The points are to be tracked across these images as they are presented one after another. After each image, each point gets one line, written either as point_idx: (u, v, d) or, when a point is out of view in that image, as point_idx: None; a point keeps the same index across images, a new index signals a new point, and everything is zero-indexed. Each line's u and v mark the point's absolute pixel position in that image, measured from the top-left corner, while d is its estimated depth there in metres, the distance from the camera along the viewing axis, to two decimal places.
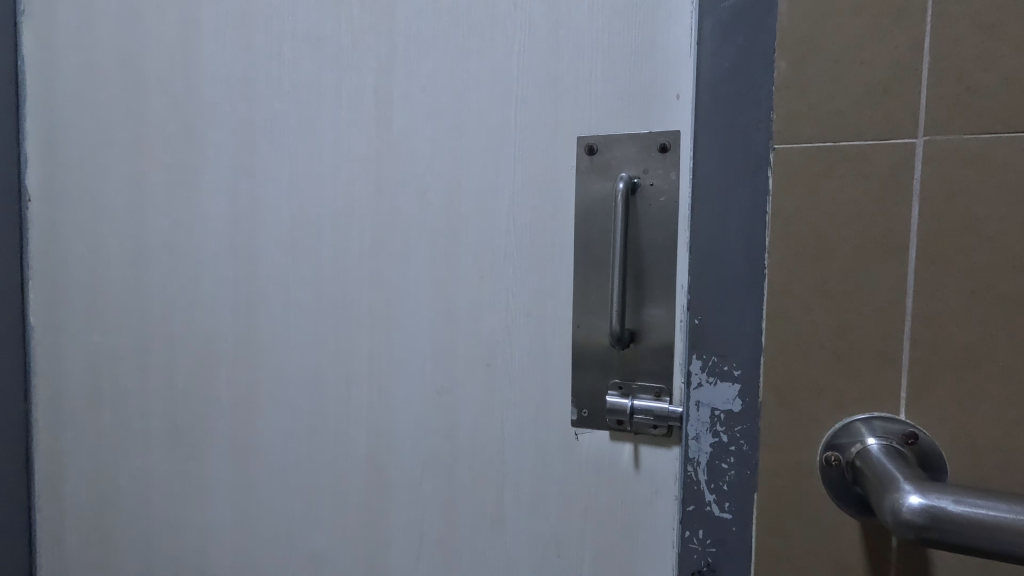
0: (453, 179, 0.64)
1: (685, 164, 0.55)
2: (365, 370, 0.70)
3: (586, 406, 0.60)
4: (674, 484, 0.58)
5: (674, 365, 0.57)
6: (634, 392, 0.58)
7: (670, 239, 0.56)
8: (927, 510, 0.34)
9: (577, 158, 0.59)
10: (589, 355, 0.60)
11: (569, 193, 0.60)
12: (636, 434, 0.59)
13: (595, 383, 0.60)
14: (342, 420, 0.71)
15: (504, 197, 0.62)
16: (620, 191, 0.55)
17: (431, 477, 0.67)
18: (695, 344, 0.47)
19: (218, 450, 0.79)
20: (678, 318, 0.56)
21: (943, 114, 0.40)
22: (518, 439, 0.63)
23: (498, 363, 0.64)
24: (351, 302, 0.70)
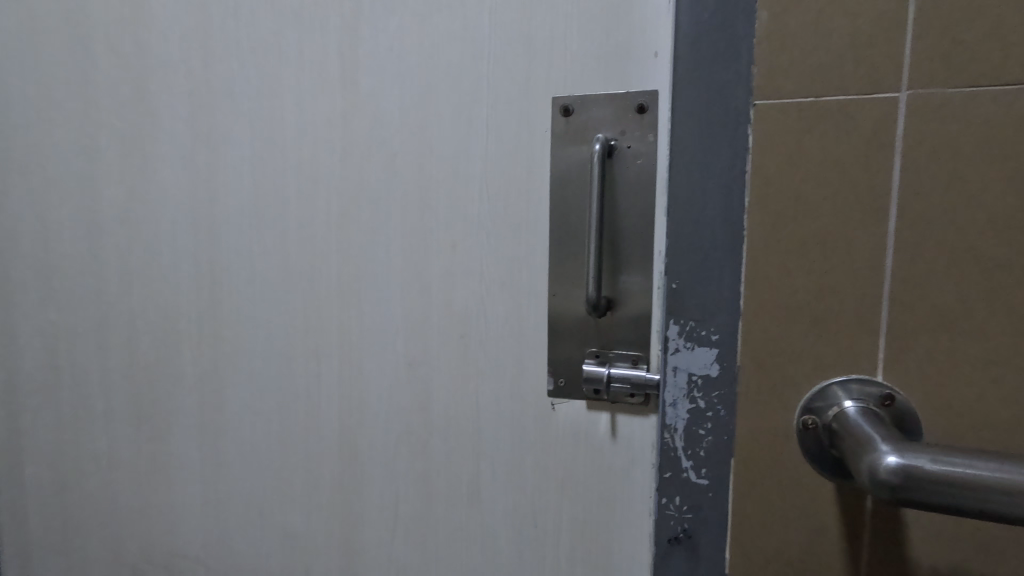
0: (423, 144, 0.62)
1: (663, 124, 0.54)
2: (336, 345, 0.67)
3: (563, 375, 0.59)
4: (651, 452, 0.57)
5: (651, 332, 0.56)
6: (610, 360, 0.57)
7: (648, 203, 0.55)
8: (905, 469, 0.33)
9: (553, 120, 0.57)
10: (565, 324, 0.58)
11: (544, 156, 0.58)
12: (612, 403, 0.58)
13: (572, 352, 0.59)
14: (312, 396, 0.69)
15: (477, 162, 0.60)
16: (597, 152, 0.53)
17: (407, 453, 0.66)
18: (671, 308, 0.46)
19: (185, 429, 0.76)
20: (655, 284, 0.55)
21: (927, 66, 0.38)
22: (494, 410, 0.62)
23: (472, 333, 0.62)
24: (319, 275, 0.67)
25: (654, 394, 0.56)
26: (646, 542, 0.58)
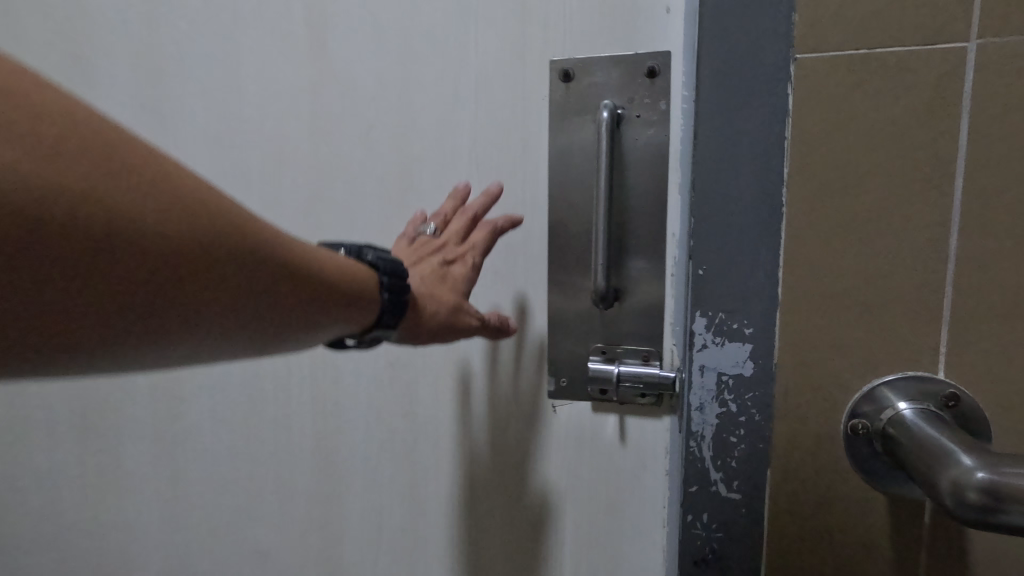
0: (404, 115, 0.55)
1: (678, 92, 0.48)
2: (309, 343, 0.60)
3: (565, 374, 0.53)
4: (665, 458, 0.51)
5: (664, 326, 0.51)
6: (619, 357, 0.51)
7: (660, 180, 0.49)
8: (999, 487, 0.27)
9: (551, 86, 0.50)
10: (567, 317, 0.52)
11: (542, 127, 0.52)
12: (620, 405, 0.52)
13: (575, 348, 0.53)
14: (281, 401, 0.62)
15: (465, 135, 0.53)
16: (604, 120, 0.46)
17: (391, 460, 0.59)
18: (698, 298, 0.39)
19: (139, 440, 0.68)
20: (669, 271, 0.49)
21: (1002, 11, 0.32)
22: (488, 413, 0.56)
23: (462, 327, 0.55)
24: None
25: (668, 394, 0.50)
26: (659, 557, 0.53)
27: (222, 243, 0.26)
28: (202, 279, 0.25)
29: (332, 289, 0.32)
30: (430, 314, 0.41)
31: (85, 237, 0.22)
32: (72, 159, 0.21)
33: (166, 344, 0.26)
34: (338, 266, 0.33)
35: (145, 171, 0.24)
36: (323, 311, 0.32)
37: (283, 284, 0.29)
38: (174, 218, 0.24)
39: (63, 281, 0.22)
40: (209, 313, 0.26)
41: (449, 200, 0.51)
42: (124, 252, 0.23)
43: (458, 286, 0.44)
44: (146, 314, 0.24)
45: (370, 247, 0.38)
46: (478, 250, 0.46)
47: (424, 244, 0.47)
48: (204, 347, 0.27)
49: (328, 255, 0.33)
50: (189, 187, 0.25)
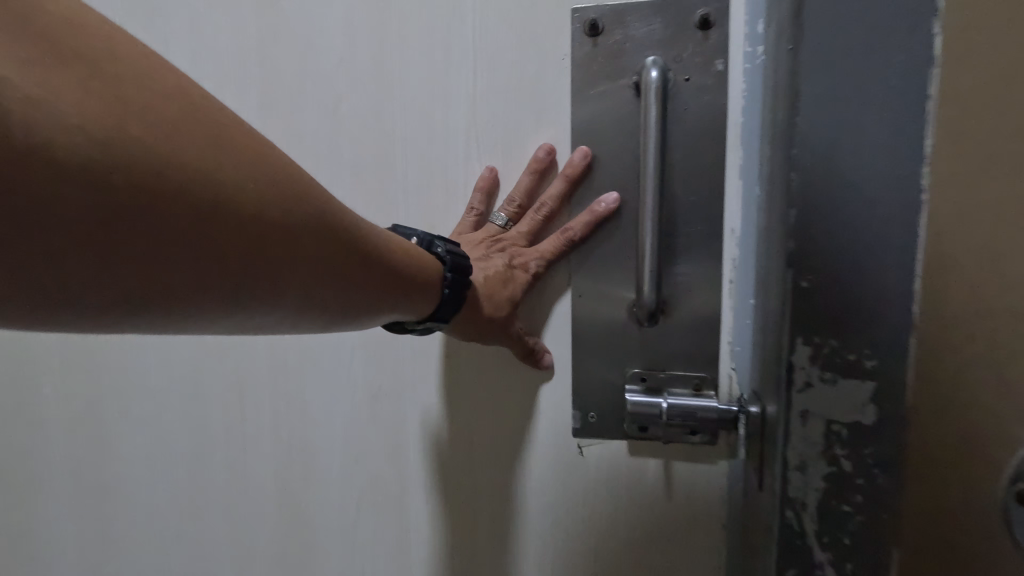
0: (382, 85, 0.45)
1: (739, 49, 0.38)
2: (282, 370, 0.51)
3: (594, 408, 0.43)
4: (720, 508, 0.42)
5: (720, 347, 0.41)
6: (662, 385, 0.41)
7: (714, 161, 0.39)
8: None
9: (573, 42, 0.40)
10: (595, 336, 0.42)
11: (560, 94, 0.41)
12: (663, 443, 0.42)
13: (606, 374, 0.43)
14: (240, 438, 0.53)
15: (462, 109, 0.43)
16: (654, 79, 0.35)
17: (387, 504, 0.51)
18: (802, 317, 0.26)
19: (105, 471, 0.60)
20: (726, 279, 0.40)
21: None
22: (495, 449, 0.47)
23: (463, 348, 0.47)
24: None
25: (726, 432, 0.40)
26: None
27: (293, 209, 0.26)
28: (286, 257, 0.27)
29: (392, 261, 0.34)
30: (476, 330, 0.41)
31: (193, 216, 0.23)
32: (187, 139, 0.23)
33: (249, 313, 0.28)
34: (400, 249, 0.35)
35: (238, 144, 0.25)
36: (386, 289, 0.34)
37: (354, 262, 0.31)
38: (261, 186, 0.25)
39: (171, 254, 0.23)
40: (290, 280, 0.28)
41: (525, 172, 0.42)
42: (224, 226, 0.24)
43: (514, 295, 0.42)
44: (237, 286, 0.26)
45: (440, 239, 0.40)
46: (543, 259, 0.42)
47: (487, 240, 0.43)
48: (291, 314, 0.30)
49: (393, 239, 0.35)
50: (281, 166, 0.26)
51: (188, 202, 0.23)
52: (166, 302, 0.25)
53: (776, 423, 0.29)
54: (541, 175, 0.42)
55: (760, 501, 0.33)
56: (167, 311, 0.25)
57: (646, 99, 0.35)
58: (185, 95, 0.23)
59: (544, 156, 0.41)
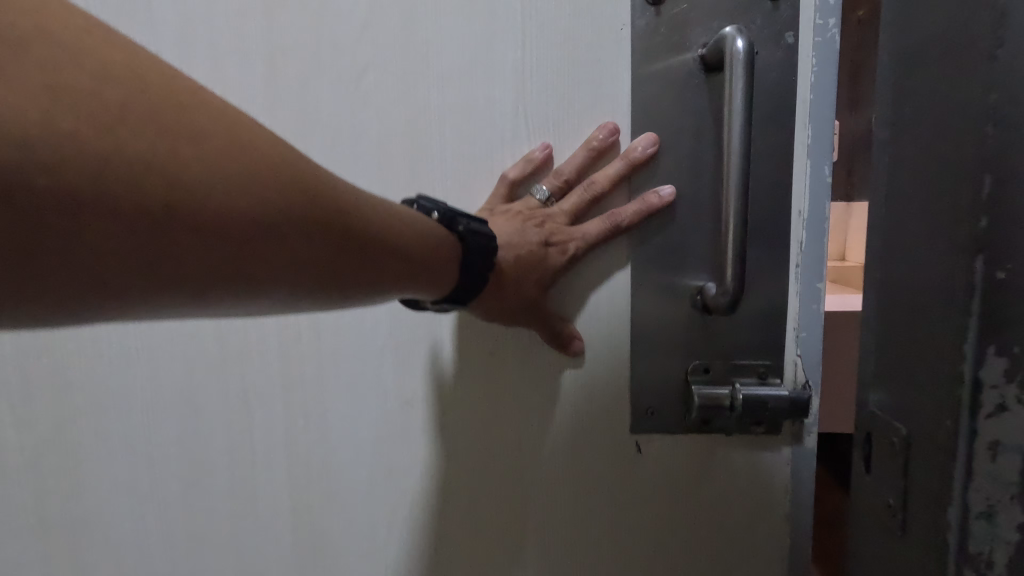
0: (412, 57, 0.40)
1: (809, 20, 0.36)
2: (303, 374, 0.47)
3: (654, 403, 0.41)
4: (786, 500, 0.41)
5: (787, 333, 0.39)
6: (727, 376, 0.39)
7: (782, 139, 0.37)
8: None
9: (632, 12, 0.37)
10: (655, 328, 0.40)
11: (617, 69, 0.38)
12: (727, 435, 0.40)
13: (666, 367, 0.40)
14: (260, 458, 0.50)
15: (505, 83, 0.39)
16: (738, 50, 0.33)
17: (423, 520, 0.47)
18: (993, 318, 0.20)
19: (99, 496, 0.54)
20: (795, 262, 0.38)
21: None
22: (542, 461, 0.43)
23: (506, 347, 0.43)
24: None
25: (791, 420, 0.39)
26: None
27: (273, 191, 0.25)
28: (265, 241, 0.25)
29: (400, 246, 0.32)
30: (501, 307, 0.39)
31: (144, 217, 0.22)
32: (136, 121, 0.21)
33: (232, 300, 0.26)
34: (406, 223, 0.32)
35: (212, 125, 0.23)
36: (390, 274, 0.32)
37: (348, 252, 0.29)
38: (236, 166, 0.24)
39: (124, 266, 0.22)
40: (272, 266, 0.26)
41: (579, 150, 0.39)
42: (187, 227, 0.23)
43: (541, 277, 0.39)
44: (206, 285, 0.25)
45: (463, 215, 0.36)
46: (584, 242, 0.39)
47: (523, 212, 0.40)
48: (285, 301, 0.28)
49: (400, 215, 0.32)
50: (249, 147, 0.24)
51: (136, 202, 0.21)
52: (132, 310, 0.24)
53: (946, 449, 0.22)
54: (597, 155, 0.38)
55: (865, 498, 0.28)
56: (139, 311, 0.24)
57: (731, 74, 0.33)
58: (135, 76, 0.22)
59: (603, 135, 0.38)
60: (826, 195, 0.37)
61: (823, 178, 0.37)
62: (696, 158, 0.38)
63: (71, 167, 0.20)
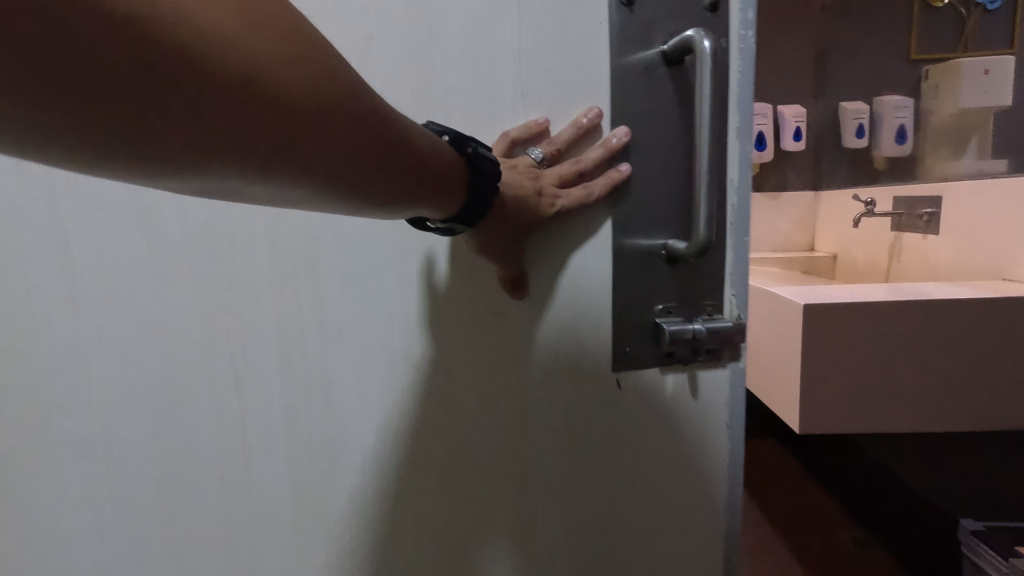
0: (419, 36, 0.47)
1: (735, 30, 0.43)
2: (313, 326, 0.54)
3: (629, 342, 0.48)
4: (729, 417, 0.48)
5: (725, 277, 0.46)
6: (684, 314, 0.47)
7: (719, 123, 0.43)
8: None
9: (609, 11, 0.44)
10: (629, 280, 0.47)
11: (595, 59, 0.45)
12: (684, 365, 0.48)
13: (637, 313, 0.47)
14: (283, 408, 0.57)
15: (496, 63, 0.46)
16: (705, 49, 0.41)
17: (429, 455, 0.54)
18: None
19: (141, 436, 0.61)
20: (733, 219, 0.45)
21: None
22: (530, 402, 0.51)
23: (496, 300, 0.50)
24: (284, 243, 0.53)
25: (730, 347, 0.47)
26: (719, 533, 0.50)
27: (328, 92, 0.29)
28: (318, 130, 0.30)
29: (420, 159, 0.37)
30: (494, 240, 0.45)
31: (229, 87, 0.25)
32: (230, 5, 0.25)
33: (284, 182, 0.30)
34: (424, 142, 0.37)
35: (286, 24, 0.27)
36: (411, 184, 0.37)
37: (379, 151, 0.34)
38: (303, 65, 0.28)
39: (204, 129, 0.26)
40: (321, 155, 0.30)
41: (569, 127, 0.46)
42: (225, 100, 0.26)
43: (532, 219, 0.45)
44: (266, 162, 0.29)
45: (472, 140, 0.42)
46: (571, 200, 0.45)
47: (526, 168, 0.45)
48: (322, 191, 0.33)
49: (420, 134, 0.38)
50: (312, 48, 0.29)
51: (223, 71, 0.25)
52: (200, 170, 0.28)
53: None
54: (585, 132, 0.46)
55: None
56: (196, 172, 0.28)
57: (700, 65, 0.41)
58: None
59: (590, 117, 0.45)
60: (749, 168, 0.45)
61: (746, 157, 0.44)
62: (652, 136, 0.45)
63: (182, 30, 0.23)
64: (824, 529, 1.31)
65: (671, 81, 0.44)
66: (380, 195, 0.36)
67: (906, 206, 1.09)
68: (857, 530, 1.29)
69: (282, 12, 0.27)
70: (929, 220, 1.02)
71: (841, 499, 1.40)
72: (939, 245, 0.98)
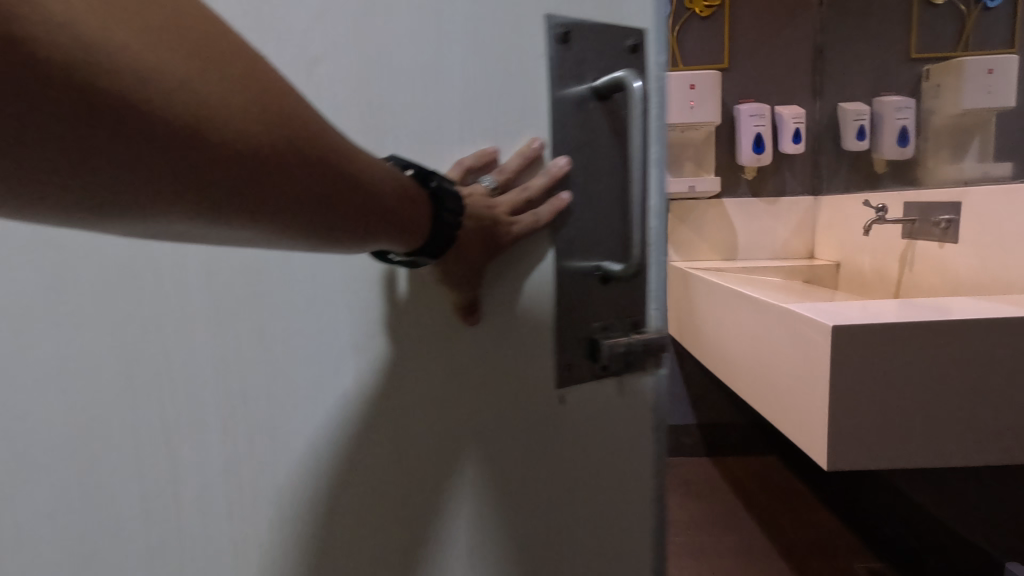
0: (366, 63, 0.48)
1: (652, 71, 0.47)
2: (261, 358, 0.55)
3: (568, 358, 0.50)
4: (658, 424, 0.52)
5: (648, 292, 0.50)
6: (614, 330, 0.50)
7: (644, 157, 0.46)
8: None
9: (545, 46, 0.46)
10: (568, 300, 0.50)
11: (535, 92, 0.46)
12: (619, 380, 0.50)
13: (575, 330, 0.50)
14: (235, 437, 0.57)
15: (445, 88, 0.47)
16: (637, 90, 0.43)
17: (376, 486, 0.54)
18: None
19: (92, 464, 0.61)
20: (657, 242, 0.49)
21: None
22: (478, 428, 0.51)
23: (441, 327, 0.51)
24: (227, 279, 0.54)
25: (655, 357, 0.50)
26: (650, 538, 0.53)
27: (283, 138, 0.30)
28: (271, 174, 0.31)
29: (377, 194, 0.38)
30: (457, 269, 0.48)
31: (177, 136, 0.26)
32: (185, 57, 0.26)
33: (236, 221, 0.32)
34: (382, 177, 0.39)
35: (243, 72, 0.29)
36: (367, 218, 0.38)
37: (336, 188, 0.35)
38: (258, 113, 0.29)
39: (153, 174, 0.27)
40: (274, 196, 0.32)
41: (516, 156, 0.48)
42: (174, 147, 0.27)
43: (493, 246, 0.47)
44: (216, 204, 0.30)
45: (434, 174, 0.45)
46: (528, 224, 0.47)
47: (482, 197, 0.47)
48: (276, 228, 0.34)
49: (379, 170, 0.39)
50: (269, 95, 0.30)
51: (172, 120, 0.26)
52: (148, 211, 0.29)
53: None
54: (531, 160, 0.48)
55: None
56: (143, 211, 0.29)
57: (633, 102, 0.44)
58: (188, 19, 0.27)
59: (536, 146, 0.47)
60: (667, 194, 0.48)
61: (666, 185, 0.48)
62: (581, 165, 0.49)
63: (133, 83, 0.25)
64: (839, 555, 1.31)
65: (600, 114, 0.48)
66: (336, 229, 0.37)
67: (918, 212, 1.07)
68: (877, 562, 1.27)
69: (239, 62, 0.28)
70: (948, 228, 0.99)
71: (864, 533, 1.39)
72: (963, 257, 0.95)
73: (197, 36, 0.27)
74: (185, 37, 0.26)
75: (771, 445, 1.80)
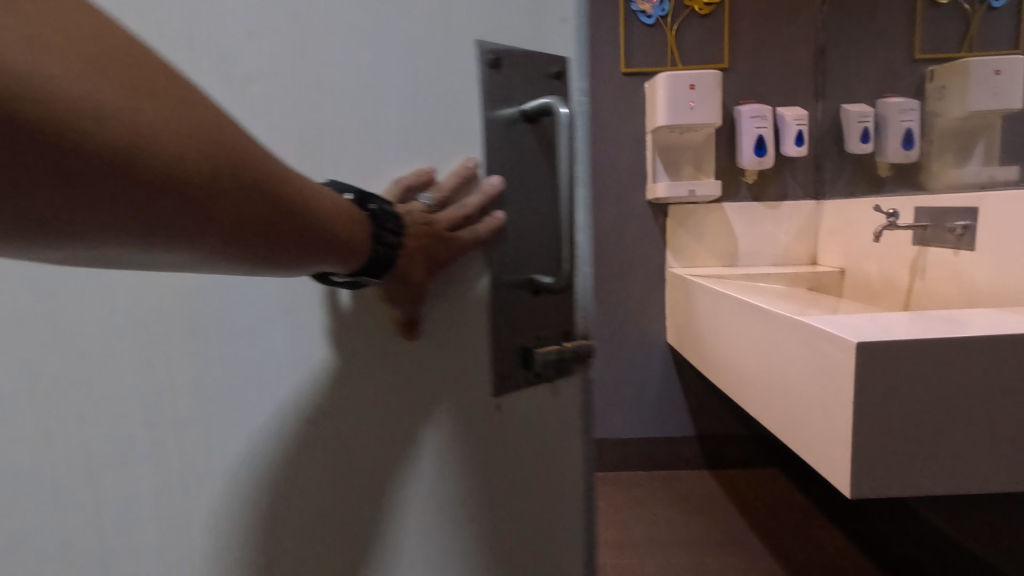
0: (295, 83, 0.48)
1: (575, 96, 0.51)
2: (205, 380, 0.54)
3: (504, 366, 0.52)
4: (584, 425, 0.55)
5: (578, 305, 0.53)
6: (546, 339, 0.53)
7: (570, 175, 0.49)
8: None
9: (477, 70, 0.48)
10: (502, 312, 0.52)
11: (468, 114, 0.49)
12: (551, 384, 0.53)
13: (509, 339, 0.52)
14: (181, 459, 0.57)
15: (374, 111, 0.48)
16: (563, 115, 0.46)
17: (321, 501, 0.54)
18: None
19: (45, 475, 0.61)
20: (586, 258, 0.51)
21: None
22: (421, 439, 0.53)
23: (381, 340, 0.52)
24: (161, 306, 0.54)
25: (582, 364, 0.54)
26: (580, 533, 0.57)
27: (220, 166, 0.33)
28: (207, 198, 0.34)
29: (315, 217, 0.41)
30: (395, 288, 0.50)
31: (113, 164, 0.29)
32: (122, 93, 0.29)
33: (174, 243, 0.34)
34: (320, 201, 0.42)
35: (179, 106, 0.32)
36: (303, 239, 0.41)
37: (272, 210, 0.38)
38: (194, 143, 0.32)
39: (88, 199, 0.30)
40: (211, 218, 0.34)
41: (453, 176, 0.49)
42: (108, 174, 0.29)
43: (428, 266, 0.50)
44: (152, 227, 0.32)
45: (372, 195, 0.48)
46: (460, 246, 0.50)
47: (419, 217, 0.49)
48: (213, 248, 0.36)
49: (317, 195, 0.42)
50: (205, 126, 0.33)
51: (110, 149, 0.29)
52: (84, 233, 0.31)
53: None
54: (467, 179, 0.50)
55: None
56: (78, 234, 0.31)
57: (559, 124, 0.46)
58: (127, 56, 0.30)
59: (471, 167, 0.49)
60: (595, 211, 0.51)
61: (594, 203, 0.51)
62: (512, 183, 0.51)
63: (71, 116, 0.27)
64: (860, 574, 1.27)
65: (529, 135, 0.51)
66: (274, 249, 0.39)
67: (931, 218, 1.05)
68: None
69: (175, 96, 0.31)
70: (962, 235, 0.96)
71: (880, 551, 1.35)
72: (979, 267, 0.92)
73: (134, 71, 0.30)
74: (125, 75, 0.29)
75: (770, 457, 1.78)
